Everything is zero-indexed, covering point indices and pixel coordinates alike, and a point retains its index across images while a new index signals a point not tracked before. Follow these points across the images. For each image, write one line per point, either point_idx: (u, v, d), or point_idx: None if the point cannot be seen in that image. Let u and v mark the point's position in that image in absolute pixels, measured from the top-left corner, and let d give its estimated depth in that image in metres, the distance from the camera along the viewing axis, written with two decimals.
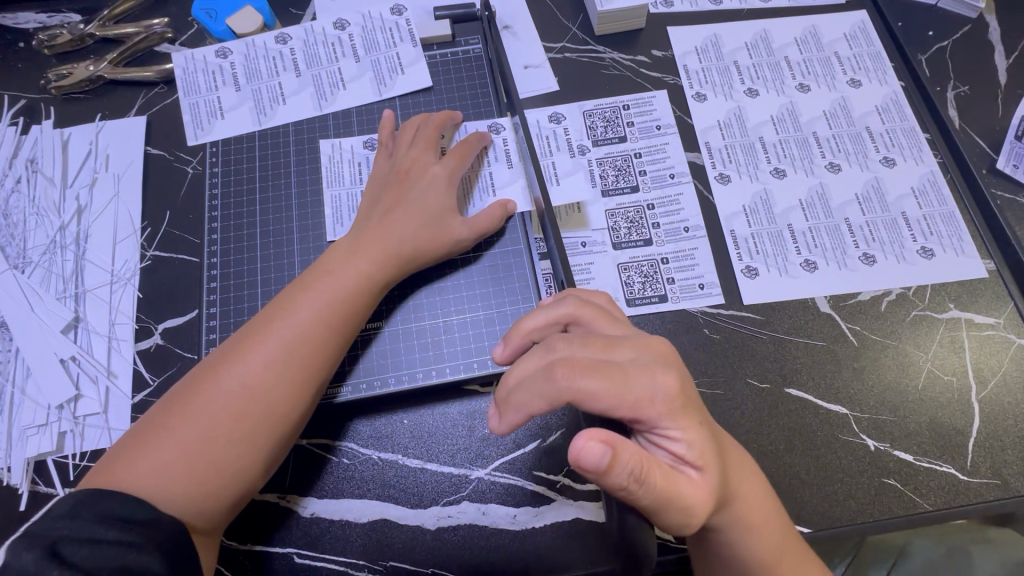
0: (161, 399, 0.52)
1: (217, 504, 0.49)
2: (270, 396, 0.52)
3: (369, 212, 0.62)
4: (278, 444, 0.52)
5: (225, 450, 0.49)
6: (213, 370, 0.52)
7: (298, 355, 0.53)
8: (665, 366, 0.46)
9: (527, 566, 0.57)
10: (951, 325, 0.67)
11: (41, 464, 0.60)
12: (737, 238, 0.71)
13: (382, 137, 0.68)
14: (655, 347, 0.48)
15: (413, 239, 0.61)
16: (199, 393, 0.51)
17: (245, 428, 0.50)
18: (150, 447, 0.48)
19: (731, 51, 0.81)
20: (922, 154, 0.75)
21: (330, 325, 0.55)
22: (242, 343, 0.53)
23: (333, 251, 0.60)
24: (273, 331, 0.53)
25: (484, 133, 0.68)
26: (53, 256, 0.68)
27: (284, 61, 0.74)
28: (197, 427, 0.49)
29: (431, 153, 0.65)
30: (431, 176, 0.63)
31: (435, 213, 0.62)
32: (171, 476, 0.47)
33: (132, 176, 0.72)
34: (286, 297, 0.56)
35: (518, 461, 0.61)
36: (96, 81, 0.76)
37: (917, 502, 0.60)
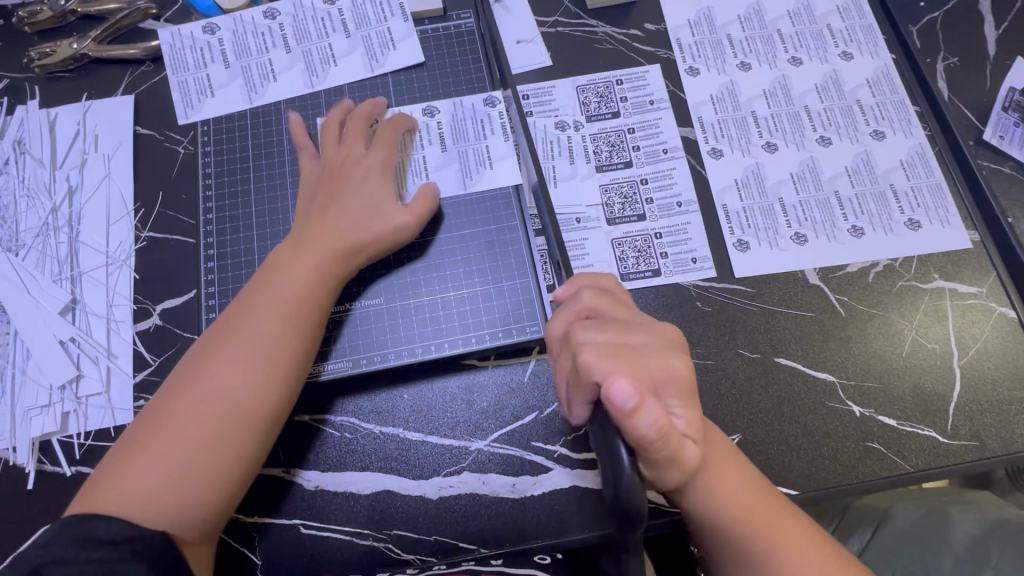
0: (131, 424, 0.53)
1: (203, 512, 0.50)
2: (237, 400, 0.52)
3: (308, 210, 0.62)
4: (256, 443, 0.53)
5: (201, 460, 0.50)
6: (178, 386, 0.53)
7: (259, 357, 0.54)
8: (667, 355, 0.49)
9: (526, 531, 0.60)
10: (936, 295, 0.69)
11: (47, 444, 0.61)
12: (728, 212, 0.72)
13: (302, 141, 0.66)
14: (663, 333, 0.50)
15: (357, 229, 0.60)
16: (167, 411, 0.51)
17: (217, 436, 0.51)
18: (123, 470, 0.49)
19: (725, 24, 0.81)
20: (911, 127, 0.76)
21: (289, 323, 0.55)
22: (202, 355, 0.54)
23: (280, 253, 0.59)
24: (232, 340, 0.54)
25: (406, 116, 0.68)
26: (47, 238, 0.68)
27: (273, 36, 0.73)
28: (168, 443, 0.50)
29: (360, 144, 0.65)
30: (363, 168, 0.63)
31: (375, 202, 0.62)
32: (153, 495, 0.49)
33: (122, 157, 0.71)
34: (240, 304, 0.56)
35: (517, 432, 0.62)
36: (80, 59, 0.74)
37: (899, 463, 0.63)
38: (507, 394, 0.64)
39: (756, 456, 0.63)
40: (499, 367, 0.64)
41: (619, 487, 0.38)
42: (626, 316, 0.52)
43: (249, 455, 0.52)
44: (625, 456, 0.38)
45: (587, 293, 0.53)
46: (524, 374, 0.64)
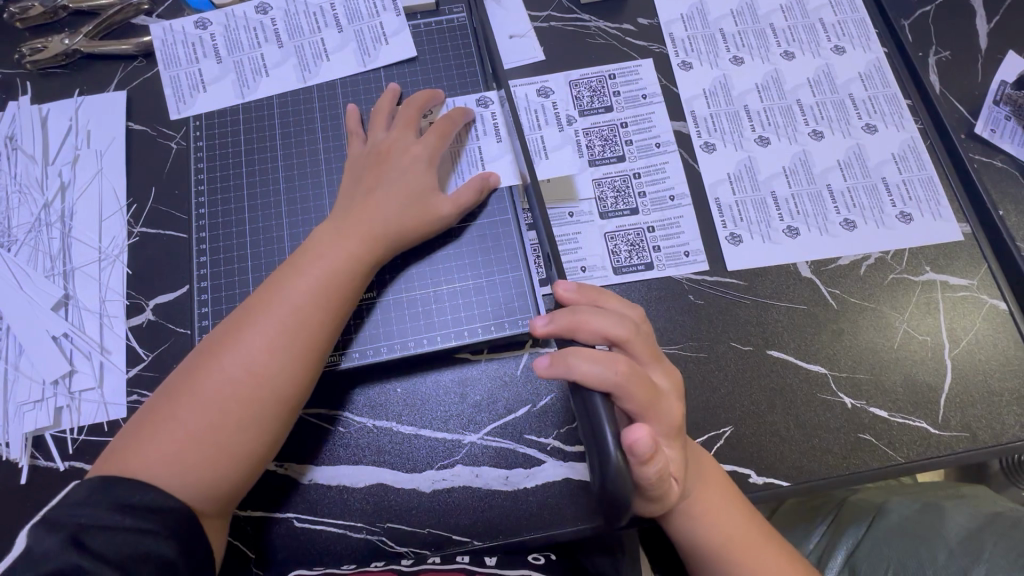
0: (163, 387, 0.52)
1: (229, 488, 0.51)
2: (273, 380, 0.52)
3: (352, 192, 0.62)
4: (285, 426, 0.53)
5: (232, 436, 0.50)
6: (212, 356, 0.52)
7: (298, 338, 0.53)
8: (680, 399, 0.53)
9: (518, 524, 0.60)
10: (927, 287, 0.69)
11: (39, 440, 0.61)
12: (721, 205, 0.72)
13: (351, 126, 0.67)
14: (676, 376, 0.55)
15: (397, 218, 0.60)
16: (200, 380, 0.51)
17: (251, 413, 0.51)
18: (157, 436, 0.49)
19: (717, 19, 0.81)
20: (903, 120, 0.76)
21: (325, 307, 0.55)
22: (239, 328, 0.53)
23: (322, 232, 0.59)
24: (270, 316, 0.53)
25: (466, 108, 0.67)
26: (39, 234, 0.68)
27: (265, 31, 0.73)
28: (203, 415, 0.50)
29: (409, 133, 0.64)
30: (410, 157, 0.62)
31: (418, 191, 0.62)
32: (182, 464, 0.49)
33: (115, 152, 0.71)
34: (280, 279, 0.56)
35: (510, 426, 0.62)
36: (72, 55, 0.74)
37: (890, 454, 0.63)
38: (500, 387, 0.64)
39: (749, 448, 0.63)
40: (492, 361, 0.65)
41: (605, 473, 0.38)
42: (655, 348, 0.54)
43: (277, 436, 0.53)
44: (610, 443, 0.39)
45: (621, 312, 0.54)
46: (517, 368, 0.64)
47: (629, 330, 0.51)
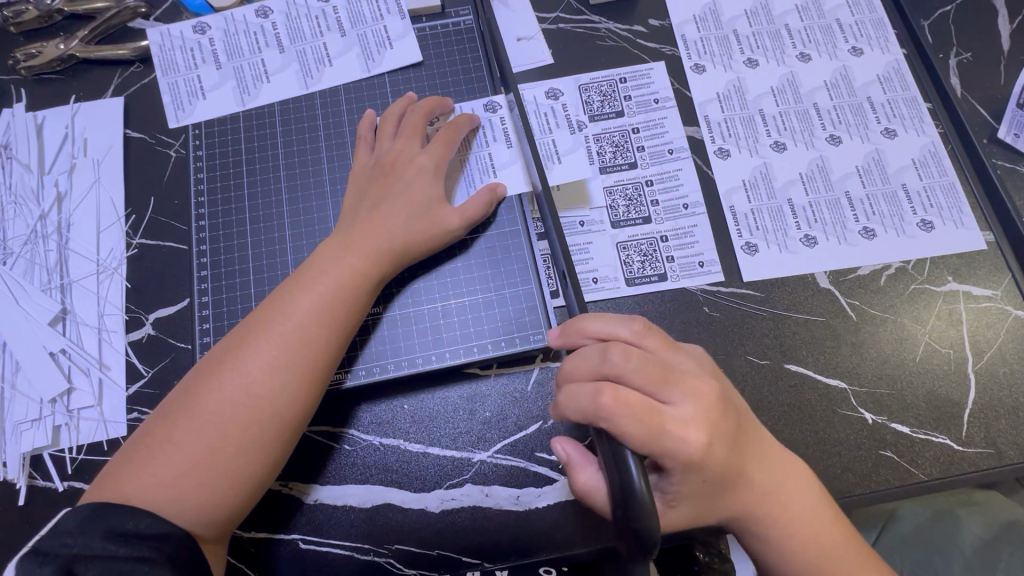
0: (161, 409, 0.50)
1: (228, 512, 0.49)
2: (274, 403, 0.50)
3: (357, 208, 0.60)
4: (286, 449, 0.51)
5: (231, 460, 0.48)
6: (211, 376, 0.50)
7: (300, 357, 0.51)
8: (708, 424, 0.45)
9: (530, 544, 0.58)
10: (950, 298, 0.67)
11: (38, 459, 0.59)
12: (736, 213, 0.70)
13: (362, 131, 0.65)
14: (702, 391, 0.46)
15: (403, 232, 0.58)
16: (198, 402, 0.49)
17: (251, 437, 0.49)
18: (154, 461, 0.47)
19: (731, 19, 0.79)
20: (924, 125, 0.74)
21: (329, 327, 0.53)
22: (239, 348, 0.51)
23: (326, 248, 0.57)
24: (271, 335, 0.51)
25: (473, 115, 0.65)
26: (35, 246, 0.66)
27: (266, 36, 0.70)
28: (201, 438, 0.48)
29: (416, 141, 0.62)
30: (416, 167, 0.60)
31: (425, 204, 0.59)
32: (180, 489, 0.47)
33: (112, 161, 0.69)
34: (281, 297, 0.54)
35: (521, 443, 0.61)
36: (68, 60, 0.72)
37: (913, 472, 0.61)
38: (511, 404, 0.62)
39: None
40: (501, 376, 0.63)
41: (631, 505, 0.37)
42: (665, 361, 0.47)
43: (278, 459, 0.51)
44: (633, 471, 0.38)
45: (625, 326, 0.48)
46: (528, 383, 0.62)
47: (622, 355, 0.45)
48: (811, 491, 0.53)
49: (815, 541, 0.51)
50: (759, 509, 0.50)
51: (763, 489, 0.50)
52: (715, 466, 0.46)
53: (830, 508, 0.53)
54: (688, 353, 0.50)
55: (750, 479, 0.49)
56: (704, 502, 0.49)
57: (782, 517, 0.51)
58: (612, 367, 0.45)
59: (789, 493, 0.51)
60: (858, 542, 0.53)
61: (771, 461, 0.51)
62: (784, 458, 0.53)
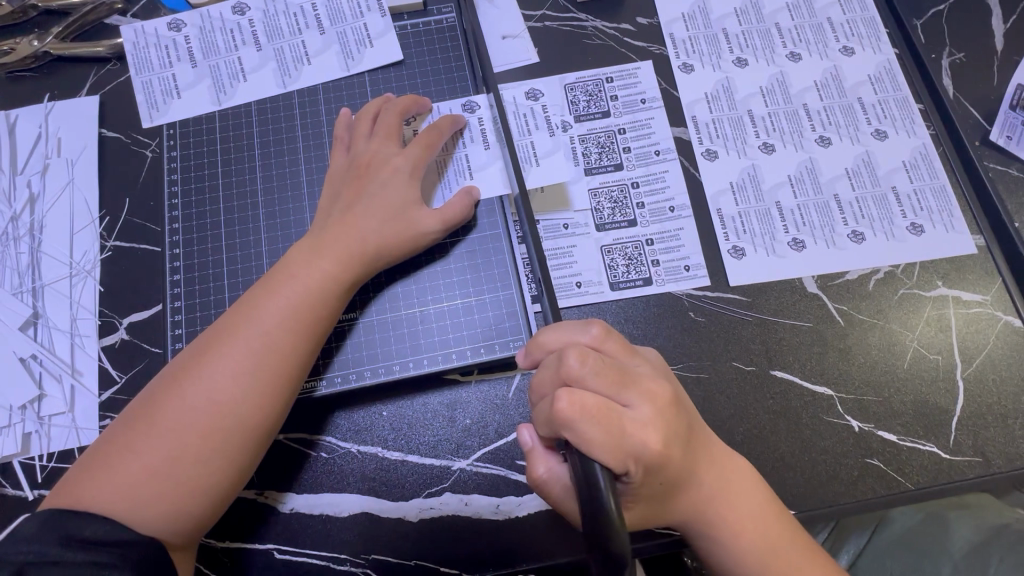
0: (124, 415, 0.49)
1: (192, 522, 0.47)
2: (240, 409, 0.48)
3: (330, 210, 0.58)
4: (253, 457, 0.50)
5: (195, 469, 0.47)
6: (176, 382, 0.49)
7: (267, 363, 0.50)
8: (662, 423, 0.44)
9: (510, 554, 0.57)
10: (939, 303, 0.66)
11: (7, 467, 0.58)
12: (723, 216, 0.69)
13: (338, 130, 0.63)
14: (653, 393, 0.46)
15: (378, 234, 0.57)
16: (161, 408, 0.48)
17: (216, 444, 0.48)
18: (114, 468, 0.46)
19: (720, 18, 0.77)
20: (914, 126, 0.73)
21: (299, 331, 0.52)
22: (205, 353, 0.50)
23: (296, 251, 0.56)
24: (238, 340, 0.50)
25: (457, 116, 0.63)
26: (7, 248, 0.65)
27: (243, 33, 0.69)
28: (164, 445, 0.47)
29: (392, 143, 0.60)
30: (391, 168, 0.59)
31: (400, 205, 0.58)
32: (140, 497, 0.45)
33: (86, 162, 0.67)
34: (249, 300, 0.52)
35: (501, 451, 0.60)
36: (42, 57, 0.70)
37: (900, 480, 0.60)
38: (491, 410, 0.61)
39: None
40: (482, 382, 0.62)
41: (596, 512, 0.35)
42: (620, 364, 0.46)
43: (244, 467, 0.49)
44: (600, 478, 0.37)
45: (583, 334, 0.47)
46: (509, 389, 0.61)
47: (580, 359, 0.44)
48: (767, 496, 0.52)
49: (770, 547, 0.50)
50: (711, 512, 0.50)
51: (713, 491, 0.49)
52: (668, 464, 0.45)
53: (785, 515, 0.52)
54: (645, 359, 0.50)
55: (700, 480, 0.49)
56: (655, 503, 0.48)
57: (735, 522, 0.50)
58: (571, 372, 0.43)
59: (746, 501, 0.50)
60: (815, 548, 0.52)
61: (729, 468, 0.51)
62: (738, 461, 0.52)
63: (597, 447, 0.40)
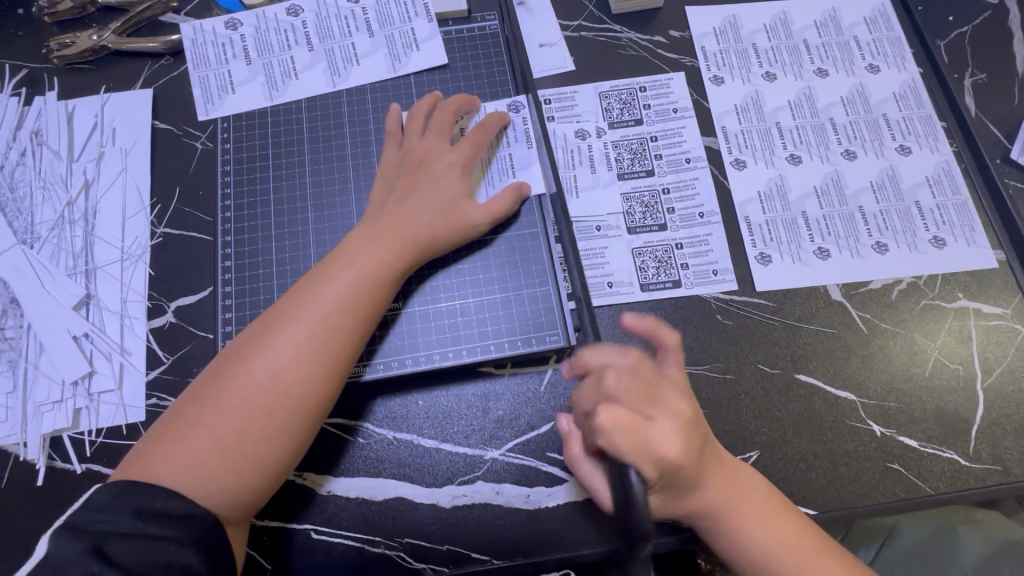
0: (189, 391, 0.51)
1: (251, 496, 0.49)
2: (301, 388, 0.51)
3: (384, 201, 0.61)
4: (310, 435, 0.52)
5: (257, 445, 0.49)
6: (240, 361, 0.51)
7: (325, 345, 0.52)
8: (681, 435, 0.48)
9: (540, 543, 0.59)
10: (960, 315, 0.68)
11: (57, 440, 0.60)
12: (751, 224, 0.71)
13: (390, 128, 0.66)
14: (682, 411, 0.50)
15: (429, 225, 0.59)
16: (226, 385, 0.50)
17: (278, 421, 0.50)
18: (184, 442, 0.48)
19: (750, 34, 0.80)
20: (938, 143, 0.75)
21: (354, 315, 0.54)
22: (266, 334, 0.52)
23: (350, 240, 0.58)
24: (297, 323, 0.52)
25: (501, 113, 0.67)
26: (62, 231, 0.67)
27: (296, 34, 0.72)
28: (229, 421, 0.49)
29: (444, 140, 0.63)
30: (444, 164, 0.62)
31: (451, 199, 0.61)
32: (206, 471, 0.47)
33: (140, 151, 0.70)
34: (308, 284, 0.55)
35: (533, 442, 0.62)
36: (99, 51, 0.73)
37: (920, 485, 0.62)
38: (524, 403, 0.63)
39: (775, 474, 0.62)
40: (515, 375, 0.64)
41: None
42: (652, 383, 0.50)
43: (302, 443, 0.51)
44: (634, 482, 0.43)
45: (605, 369, 0.50)
46: (541, 382, 0.63)
47: (612, 379, 0.49)
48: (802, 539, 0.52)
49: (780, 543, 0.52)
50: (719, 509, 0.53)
51: (716, 504, 0.53)
52: (670, 481, 0.49)
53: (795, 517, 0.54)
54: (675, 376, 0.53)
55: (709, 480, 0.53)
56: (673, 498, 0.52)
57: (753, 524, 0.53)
58: (605, 388, 0.49)
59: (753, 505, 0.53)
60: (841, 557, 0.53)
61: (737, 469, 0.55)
62: (755, 494, 0.54)
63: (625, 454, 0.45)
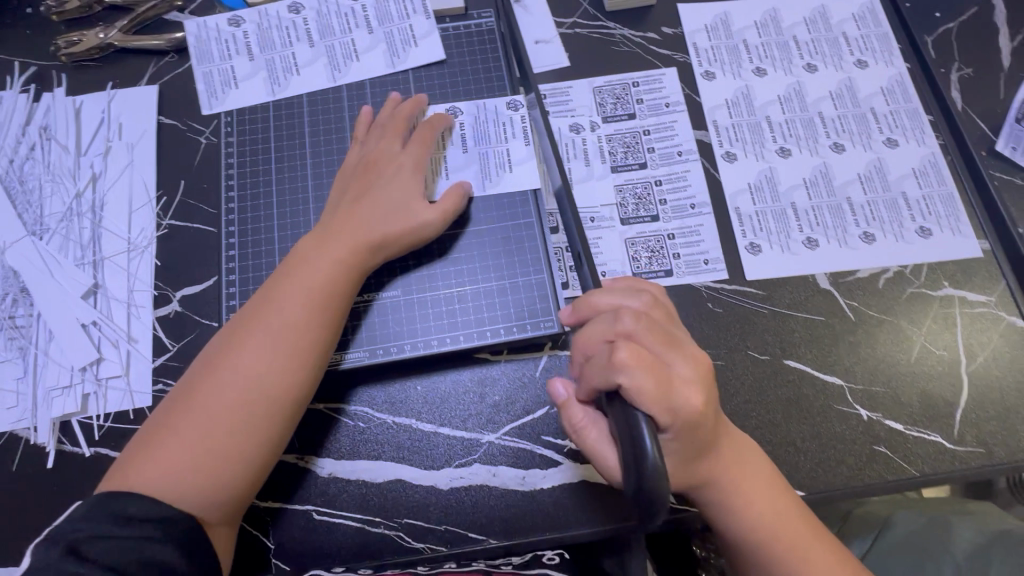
0: (163, 403, 0.54)
1: (229, 495, 0.51)
2: (266, 388, 0.53)
3: (340, 203, 0.63)
4: (282, 433, 0.54)
5: (228, 444, 0.51)
6: (207, 369, 0.53)
7: (286, 344, 0.54)
8: (702, 385, 0.50)
9: (535, 524, 0.60)
10: (945, 303, 0.70)
11: (66, 424, 0.62)
12: (741, 215, 0.73)
13: (359, 130, 0.68)
14: (700, 364, 0.51)
15: (384, 224, 0.60)
16: (195, 394, 0.52)
17: (246, 421, 0.52)
18: (157, 450, 0.50)
19: (741, 30, 0.82)
20: (925, 135, 0.77)
21: (313, 314, 0.56)
22: (231, 341, 0.54)
23: (307, 244, 0.60)
24: (257, 327, 0.54)
25: (445, 116, 0.69)
26: (71, 223, 0.69)
27: (297, 31, 0.74)
28: (199, 425, 0.51)
29: (397, 141, 0.65)
30: (395, 165, 0.63)
31: (403, 198, 0.62)
32: (180, 475, 0.49)
33: (146, 146, 0.72)
34: (269, 290, 0.57)
35: (528, 426, 0.63)
36: (106, 49, 0.75)
37: (905, 467, 0.63)
38: (520, 388, 0.65)
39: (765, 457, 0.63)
40: (511, 361, 0.65)
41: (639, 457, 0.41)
42: (669, 331, 0.52)
43: (274, 440, 0.53)
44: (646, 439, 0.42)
45: (625, 314, 0.51)
46: (536, 368, 0.65)
47: (631, 322, 0.50)
48: (808, 539, 0.54)
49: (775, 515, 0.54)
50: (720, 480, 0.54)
51: (718, 475, 0.54)
52: (688, 435, 0.49)
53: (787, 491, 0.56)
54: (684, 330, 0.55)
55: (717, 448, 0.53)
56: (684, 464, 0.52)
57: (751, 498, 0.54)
58: (625, 328, 0.50)
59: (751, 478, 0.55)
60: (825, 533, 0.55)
61: (740, 442, 0.55)
62: (753, 467, 0.55)
63: (647, 399, 0.46)
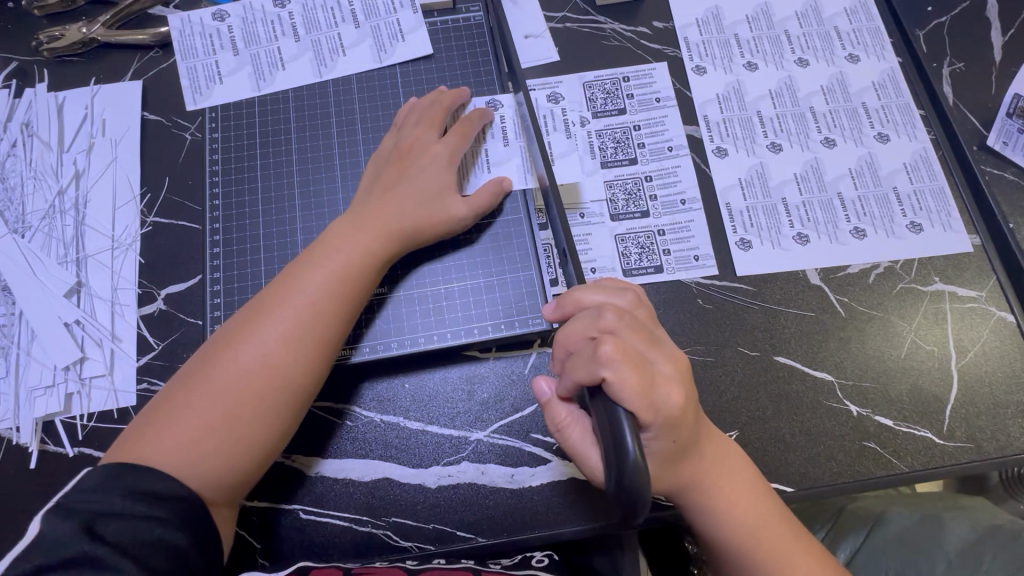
0: (178, 376, 0.52)
1: (240, 477, 0.50)
2: (288, 371, 0.52)
3: (370, 190, 0.62)
4: (295, 419, 0.53)
5: (245, 426, 0.50)
6: (227, 346, 0.52)
7: (311, 330, 0.53)
8: (683, 382, 0.50)
9: (523, 522, 0.60)
10: (935, 298, 0.70)
11: (49, 424, 0.61)
12: (732, 211, 0.72)
13: (394, 122, 0.68)
14: (681, 364, 0.51)
15: (413, 215, 0.60)
16: (214, 369, 0.51)
17: (264, 405, 0.51)
18: (173, 425, 0.49)
19: (732, 24, 0.81)
20: (916, 130, 0.76)
21: (340, 301, 0.55)
22: (253, 320, 0.53)
23: (336, 227, 0.59)
24: (283, 309, 0.53)
25: (485, 111, 0.67)
26: (53, 221, 0.68)
27: (283, 25, 0.73)
28: (218, 404, 0.50)
29: (433, 132, 0.64)
30: (431, 155, 0.63)
31: (436, 190, 0.62)
32: (196, 452, 0.49)
33: (130, 142, 0.71)
34: (295, 271, 0.56)
35: (517, 424, 0.63)
36: (88, 43, 0.74)
37: (895, 463, 0.63)
38: (509, 385, 0.64)
39: (754, 453, 0.63)
40: (500, 358, 0.65)
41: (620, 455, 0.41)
42: (650, 330, 0.52)
43: (288, 426, 0.53)
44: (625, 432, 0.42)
45: (606, 310, 0.51)
46: (525, 365, 0.65)
47: (612, 319, 0.50)
48: (786, 548, 0.53)
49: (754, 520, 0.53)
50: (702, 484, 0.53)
51: (700, 479, 0.53)
52: (671, 434, 0.49)
53: (768, 496, 0.55)
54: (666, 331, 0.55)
55: (700, 450, 0.53)
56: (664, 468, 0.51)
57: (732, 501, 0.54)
58: (606, 325, 0.50)
59: (731, 483, 0.54)
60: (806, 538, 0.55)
61: (723, 446, 0.55)
62: (733, 471, 0.55)
63: (629, 395, 0.45)
